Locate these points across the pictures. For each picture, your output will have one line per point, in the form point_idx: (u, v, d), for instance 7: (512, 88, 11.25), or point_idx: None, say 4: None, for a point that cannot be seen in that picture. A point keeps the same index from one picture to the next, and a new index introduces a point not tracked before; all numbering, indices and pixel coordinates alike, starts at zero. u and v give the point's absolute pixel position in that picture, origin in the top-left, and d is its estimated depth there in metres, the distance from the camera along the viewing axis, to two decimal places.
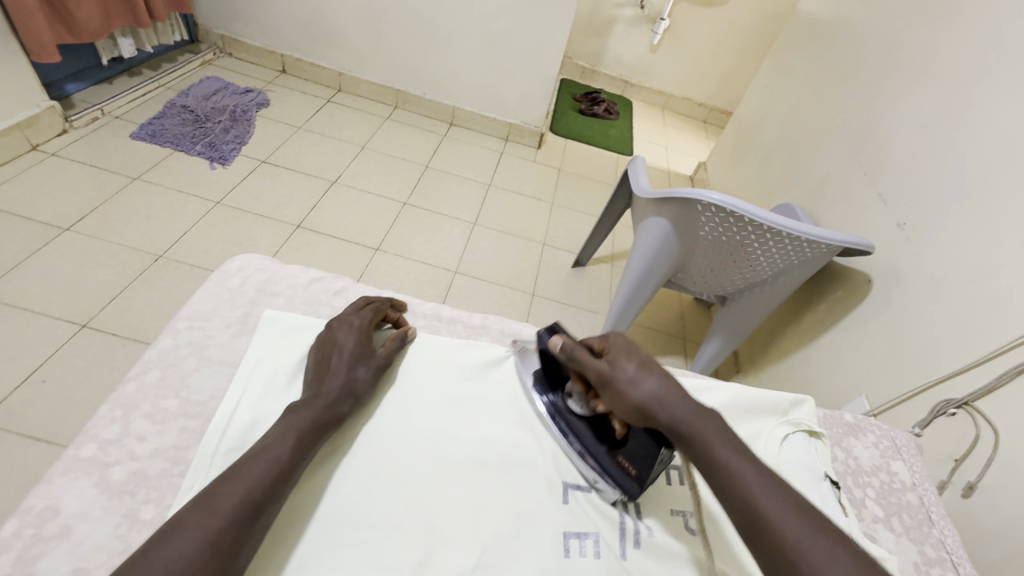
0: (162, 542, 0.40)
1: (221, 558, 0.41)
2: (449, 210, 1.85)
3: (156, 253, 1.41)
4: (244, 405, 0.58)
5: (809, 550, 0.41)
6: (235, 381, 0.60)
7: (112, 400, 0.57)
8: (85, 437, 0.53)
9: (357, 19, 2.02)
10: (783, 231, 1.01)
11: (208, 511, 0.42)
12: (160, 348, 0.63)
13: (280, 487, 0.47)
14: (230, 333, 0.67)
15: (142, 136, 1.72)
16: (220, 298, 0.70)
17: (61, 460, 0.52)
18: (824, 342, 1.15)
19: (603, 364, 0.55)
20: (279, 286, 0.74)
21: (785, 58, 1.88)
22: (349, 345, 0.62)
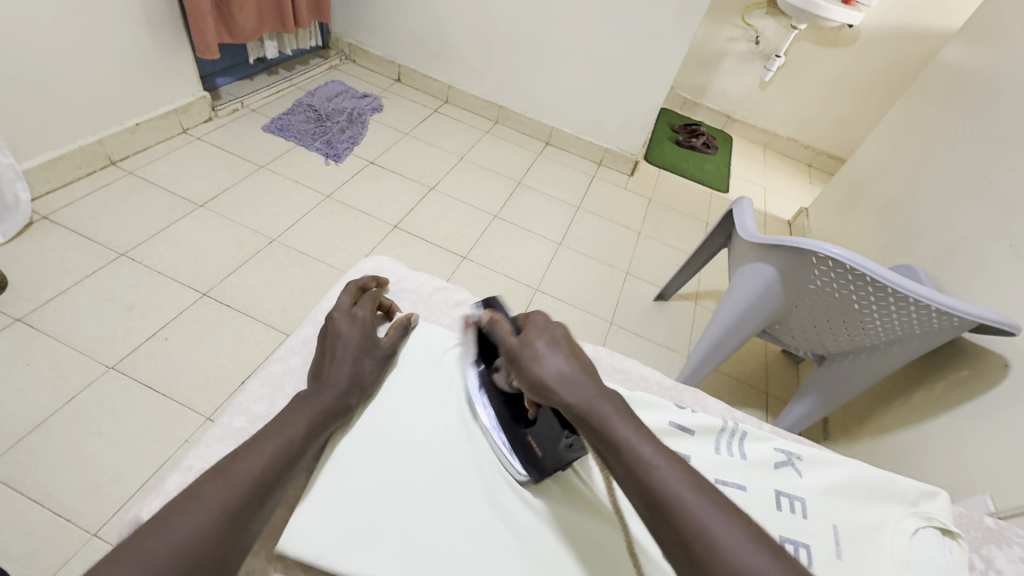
0: (186, 506, 0.41)
1: (232, 530, 0.42)
2: (536, 227, 1.87)
3: (270, 237, 1.54)
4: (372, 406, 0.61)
5: (708, 524, 0.37)
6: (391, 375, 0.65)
7: (261, 378, 0.63)
8: (238, 409, 0.60)
9: (473, 37, 2.12)
10: (909, 296, 0.93)
11: (227, 486, 0.44)
12: (301, 336, 0.69)
13: (287, 467, 0.49)
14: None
15: (271, 129, 1.90)
16: None
17: (217, 426, 0.58)
18: (939, 425, 1.03)
19: (513, 340, 0.55)
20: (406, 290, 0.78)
21: (918, 108, 1.74)
22: (353, 339, 0.61)
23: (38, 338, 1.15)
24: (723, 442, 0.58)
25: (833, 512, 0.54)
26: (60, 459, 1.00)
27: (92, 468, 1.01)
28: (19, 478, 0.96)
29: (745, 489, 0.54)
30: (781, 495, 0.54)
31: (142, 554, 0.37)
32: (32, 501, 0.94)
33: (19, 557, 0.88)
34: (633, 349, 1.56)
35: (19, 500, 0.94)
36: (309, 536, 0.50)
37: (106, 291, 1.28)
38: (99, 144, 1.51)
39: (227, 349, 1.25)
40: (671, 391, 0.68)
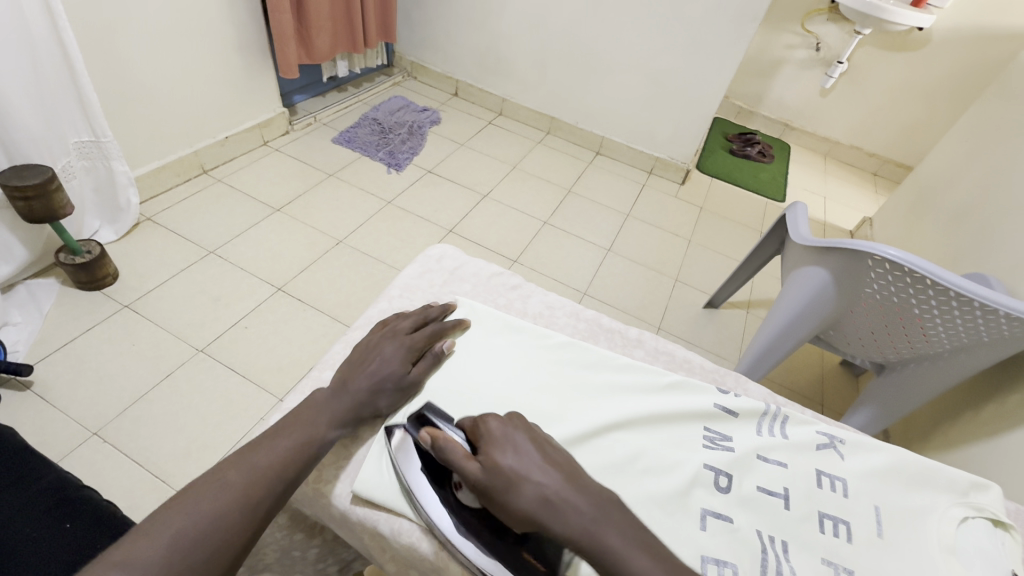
0: (272, 437, 0.51)
1: (310, 456, 0.51)
2: (585, 234, 1.91)
3: (337, 239, 1.67)
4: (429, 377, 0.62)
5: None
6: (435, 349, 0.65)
7: (343, 341, 0.69)
8: (325, 364, 0.66)
9: (528, 52, 2.21)
10: (974, 300, 0.90)
11: (304, 423, 0.53)
12: (378, 308, 0.72)
13: (349, 426, 0.55)
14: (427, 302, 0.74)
15: (341, 141, 2.06)
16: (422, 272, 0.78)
17: (308, 378, 0.65)
18: (1013, 439, 0.98)
19: (474, 468, 0.48)
20: (466, 273, 0.79)
21: (995, 111, 1.65)
22: (390, 358, 0.59)
23: (141, 322, 1.31)
24: (765, 424, 0.60)
25: (874, 496, 0.55)
26: (158, 428, 1.14)
27: (182, 436, 1.14)
28: (124, 441, 1.10)
29: (785, 467, 0.56)
30: (821, 475, 0.56)
31: (247, 465, 0.47)
32: (134, 462, 1.08)
33: (123, 509, 1.01)
34: None
35: (124, 459, 1.08)
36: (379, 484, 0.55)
37: (197, 283, 1.43)
38: (195, 155, 1.71)
39: (298, 338, 1.37)
40: (715, 373, 0.70)
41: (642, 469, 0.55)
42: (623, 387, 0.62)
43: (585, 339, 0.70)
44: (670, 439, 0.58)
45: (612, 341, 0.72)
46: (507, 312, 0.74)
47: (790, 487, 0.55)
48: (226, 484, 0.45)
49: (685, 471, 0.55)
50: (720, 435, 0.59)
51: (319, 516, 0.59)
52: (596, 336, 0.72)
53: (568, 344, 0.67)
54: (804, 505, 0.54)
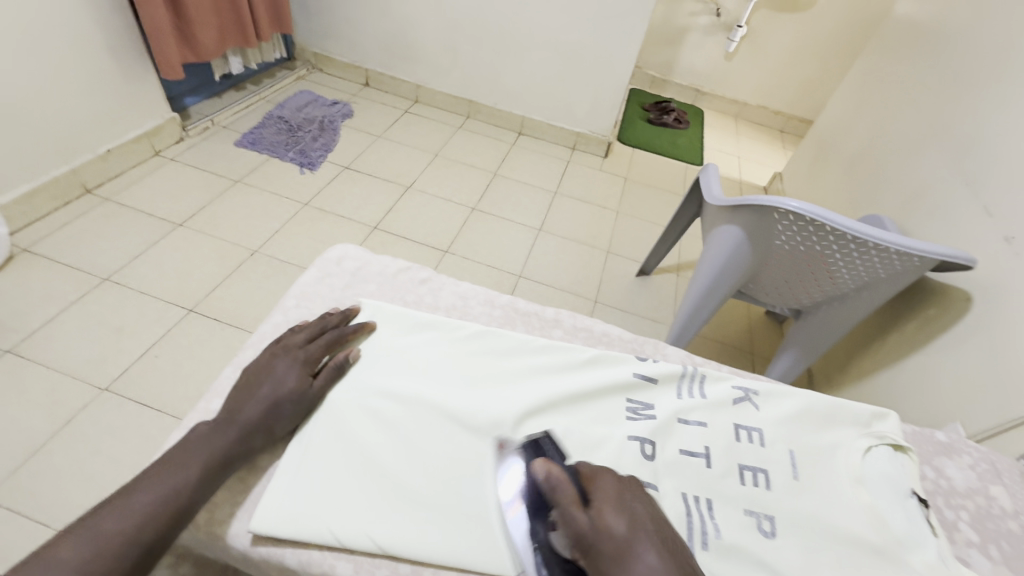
0: (131, 492, 0.46)
1: (175, 509, 0.46)
2: (516, 216, 1.90)
3: (252, 249, 1.56)
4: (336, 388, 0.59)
5: None
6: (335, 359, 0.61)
7: (233, 363, 0.62)
8: (213, 393, 0.59)
9: (437, 34, 2.13)
10: (868, 241, 0.96)
11: (171, 470, 0.48)
12: (272, 323, 0.66)
13: (230, 462, 0.51)
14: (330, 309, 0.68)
15: (244, 144, 1.91)
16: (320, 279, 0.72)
17: (195, 411, 0.57)
18: (914, 363, 1.08)
19: (587, 521, 0.44)
20: (370, 273, 0.74)
21: (877, 63, 1.77)
22: (283, 379, 0.56)
23: (30, 368, 1.17)
24: (684, 386, 0.61)
25: (788, 440, 0.58)
26: (64, 479, 1.03)
27: (94, 485, 1.03)
28: (25, 501, 0.99)
29: (706, 426, 0.58)
30: (738, 428, 0.58)
31: (91, 531, 0.42)
32: (39, 522, 0.97)
33: None
34: (618, 324, 1.59)
35: (27, 521, 0.96)
36: (283, 512, 0.49)
37: (93, 316, 1.29)
38: (73, 174, 1.53)
39: (219, 360, 1.27)
40: (632, 342, 0.70)
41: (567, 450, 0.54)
42: (542, 370, 0.62)
43: (501, 326, 0.68)
44: (591, 413, 0.58)
45: (529, 325, 0.70)
46: (418, 309, 0.70)
47: (711, 444, 0.56)
48: (60, 560, 0.40)
49: (609, 446, 0.55)
50: (642, 404, 0.59)
51: (229, 560, 0.53)
52: (512, 321, 0.69)
53: (482, 334, 0.65)
54: (726, 461, 0.55)
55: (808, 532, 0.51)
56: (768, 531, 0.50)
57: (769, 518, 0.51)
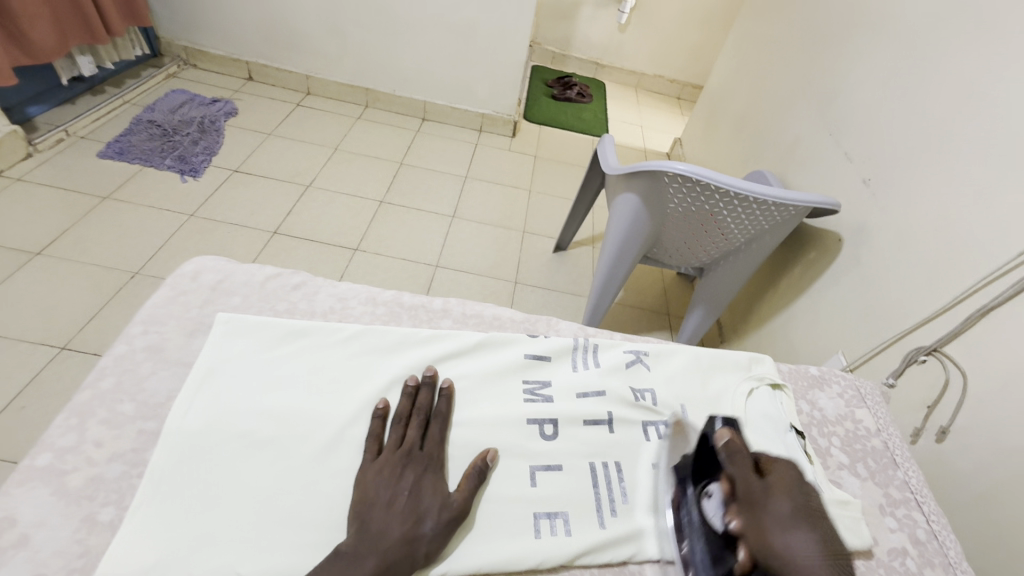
0: None
1: None
2: (428, 205, 1.85)
3: (132, 271, 1.40)
4: (192, 411, 0.52)
5: None
6: (191, 381, 0.54)
7: (67, 409, 0.53)
8: (40, 446, 0.50)
9: (321, 20, 2.00)
10: (750, 197, 1.02)
11: None
12: (114, 355, 0.58)
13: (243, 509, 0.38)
14: (186, 332, 0.61)
15: (109, 154, 1.70)
16: (176, 300, 0.64)
17: (17, 470, 0.48)
18: (801, 305, 1.17)
19: (760, 487, 0.47)
20: (233, 285, 0.67)
21: (751, 27, 1.88)
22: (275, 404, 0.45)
23: None
24: (578, 358, 0.62)
25: (678, 395, 0.60)
26: None
27: None
28: None
29: (602, 395, 0.59)
30: (633, 392, 0.60)
31: None
32: None
33: None
34: (539, 303, 1.60)
35: None
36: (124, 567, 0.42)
37: None
38: None
39: None
40: (526, 321, 0.69)
41: (459, 444, 0.53)
42: (429, 363, 0.59)
43: (385, 324, 0.65)
44: (484, 400, 0.57)
45: (417, 318, 0.67)
46: (290, 317, 0.64)
47: (613, 410, 0.58)
48: None
49: (506, 430, 0.55)
50: (538, 383, 0.59)
51: None
52: (398, 317, 0.66)
53: (363, 333, 0.61)
54: (627, 424, 0.57)
55: None
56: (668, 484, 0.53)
57: (670, 471, 0.54)
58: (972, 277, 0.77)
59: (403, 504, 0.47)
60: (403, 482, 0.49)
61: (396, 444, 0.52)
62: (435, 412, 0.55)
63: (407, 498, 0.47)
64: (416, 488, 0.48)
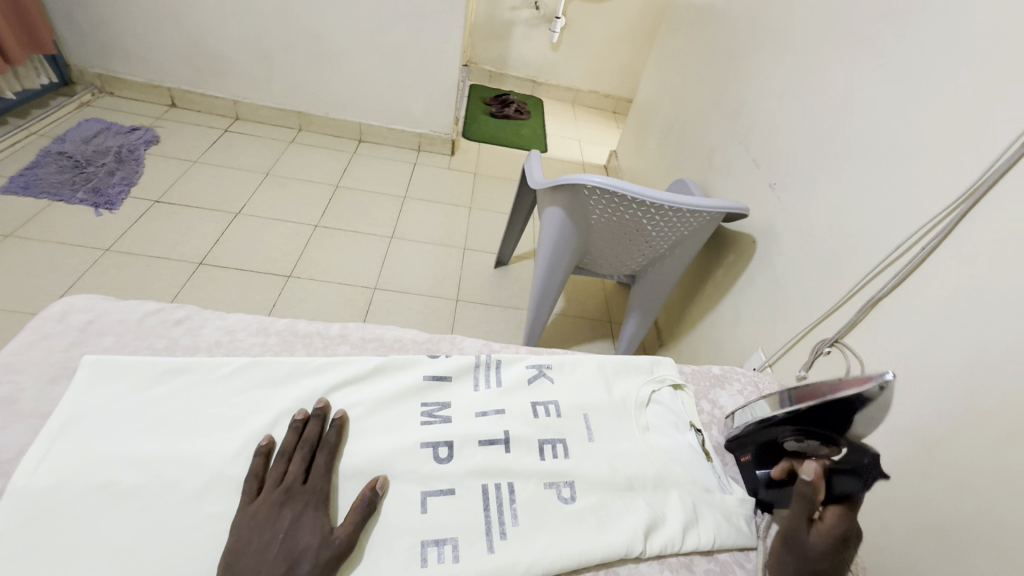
0: None
1: None
2: (365, 227, 1.82)
3: (37, 313, 1.30)
4: (48, 463, 0.48)
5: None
6: (46, 432, 0.50)
7: None
8: None
9: (246, 44, 1.96)
10: (663, 205, 1.05)
11: None
12: None
13: None
14: (47, 380, 0.57)
15: (13, 189, 1.59)
16: (41, 346, 0.59)
17: None
18: (726, 305, 1.22)
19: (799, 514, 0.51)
20: (109, 325, 0.63)
21: (670, 43, 1.98)
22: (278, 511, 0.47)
23: None
24: (480, 376, 0.62)
25: (580, 404, 0.61)
26: None
27: None
28: None
29: (503, 412, 0.59)
30: (535, 405, 0.60)
31: None
32: None
33: None
34: (481, 319, 1.60)
35: None
36: None
37: None
38: None
39: None
40: (429, 342, 0.68)
41: (348, 474, 0.52)
42: (324, 392, 0.58)
43: (277, 355, 0.62)
44: (378, 427, 0.56)
45: (313, 346, 0.65)
46: (171, 355, 0.61)
47: (510, 428, 0.57)
48: None
49: (401, 453, 0.53)
50: (437, 405, 0.59)
51: None
52: (293, 346, 0.64)
53: (251, 366, 0.58)
54: (524, 440, 0.56)
55: (604, 487, 0.54)
56: (567, 497, 0.53)
57: (568, 484, 0.54)
58: (864, 270, 0.82)
59: (278, 549, 0.45)
60: (281, 523, 0.46)
61: (277, 481, 0.50)
62: (324, 442, 0.54)
63: (283, 541, 0.45)
64: (293, 528, 0.46)
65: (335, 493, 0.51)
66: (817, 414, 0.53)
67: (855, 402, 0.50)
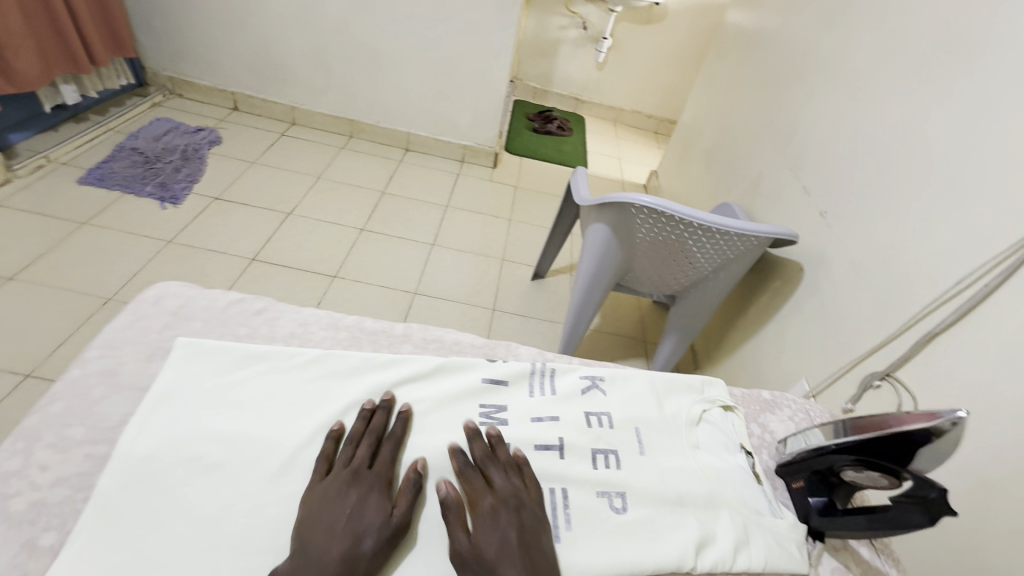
0: None
1: None
2: (408, 233, 1.87)
3: (105, 296, 1.39)
4: (146, 432, 0.52)
5: None
6: (144, 405, 0.55)
7: (15, 433, 0.53)
8: None
9: (307, 54, 2.06)
10: (713, 227, 1.06)
11: None
12: (67, 380, 0.58)
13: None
14: (141, 357, 0.62)
15: (89, 180, 1.70)
16: (134, 326, 0.64)
17: None
18: (768, 331, 1.21)
19: None
20: (195, 310, 0.68)
21: (718, 67, 1.98)
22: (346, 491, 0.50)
23: None
24: (535, 383, 0.64)
25: (633, 417, 0.62)
26: None
27: None
28: None
29: (558, 420, 0.60)
30: (588, 415, 0.61)
31: None
32: None
33: None
34: (517, 330, 1.62)
35: None
36: None
37: None
38: None
39: None
40: (485, 347, 0.71)
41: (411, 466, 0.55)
42: (388, 387, 0.61)
43: (345, 349, 0.66)
44: (439, 422, 0.59)
45: (377, 343, 0.68)
46: (250, 342, 0.65)
47: (565, 435, 0.59)
48: None
49: (460, 448, 0.56)
50: (495, 407, 0.61)
51: None
52: (359, 342, 0.68)
53: (323, 358, 0.62)
54: (577, 448, 0.58)
55: (655, 500, 0.55)
56: (618, 508, 0.54)
57: (620, 495, 0.55)
58: (919, 304, 0.80)
59: (345, 525, 0.47)
60: (348, 502, 0.49)
61: (346, 463, 0.53)
62: (390, 433, 0.57)
63: (350, 518, 0.48)
64: (359, 507, 0.49)
65: (398, 481, 0.54)
66: (878, 445, 0.52)
67: (920, 437, 0.49)
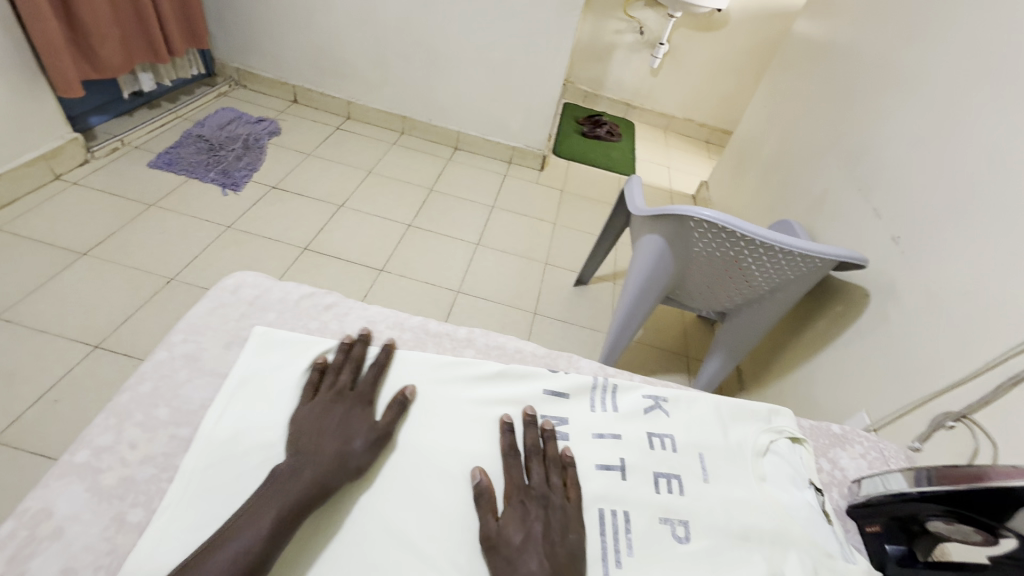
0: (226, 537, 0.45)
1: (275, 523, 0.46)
2: (454, 231, 1.89)
3: (168, 276, 1.46)
4: (227, 416, 0.55)
5: None
6: (223, 392, 0.57)
7: (107, 409, 0.56)
8: (80, 443, 0.53)
9: (367, 51, 2.10)
10: (777, 247, 1.02)
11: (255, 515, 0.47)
12: (154, 361, 0.61)
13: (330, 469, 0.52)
14: (220, 343, 0.65)
15: (159, 164, 1.79)
16: (213, 313, 0.67)
17: (58, 464, 0.52)
18: (825, 358, 1.16)
19: None
20: (269, 301, 0.70)
21: (782, 78, 1.91)
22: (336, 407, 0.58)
23: None
24: (596, 399, 0.64)
25: (696, 441, 0.60)
26: None
27: None
28: None
29: (619, 439, 0.60)
30: (651, 436, 0.60)
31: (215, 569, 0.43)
32: None
33: None
34: (557, 336, 1.61)
35: None
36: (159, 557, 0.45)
37: None
38: None
39: None
40: (547, 357, 0.71)
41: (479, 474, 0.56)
42: None
43: (411, 350, 0.67)
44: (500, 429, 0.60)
45: (441, 346, 0.70)
46: (321, 336, 0.67)
47: (626, 456, 0.58)
48: None
49: (511, 428, 0.59)
50: (556, 420, 0.62)
51: None
52: (424, 343, 0.69)
53: None
54: (639, 470, 0.57)
55: (718, 531, 0.54)
56: (681, 536, 0.53)
57: (682, 523, 0.54)
58: (1003, 344, 0.75)
59: (334, 431, 0.55)
60: (335, 414, 0.57)
61: (330, 385, 0.60)
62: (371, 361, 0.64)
63: (338, 425, 0.56)
64: (344, 418, 0.57)
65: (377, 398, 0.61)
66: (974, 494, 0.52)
67: None
